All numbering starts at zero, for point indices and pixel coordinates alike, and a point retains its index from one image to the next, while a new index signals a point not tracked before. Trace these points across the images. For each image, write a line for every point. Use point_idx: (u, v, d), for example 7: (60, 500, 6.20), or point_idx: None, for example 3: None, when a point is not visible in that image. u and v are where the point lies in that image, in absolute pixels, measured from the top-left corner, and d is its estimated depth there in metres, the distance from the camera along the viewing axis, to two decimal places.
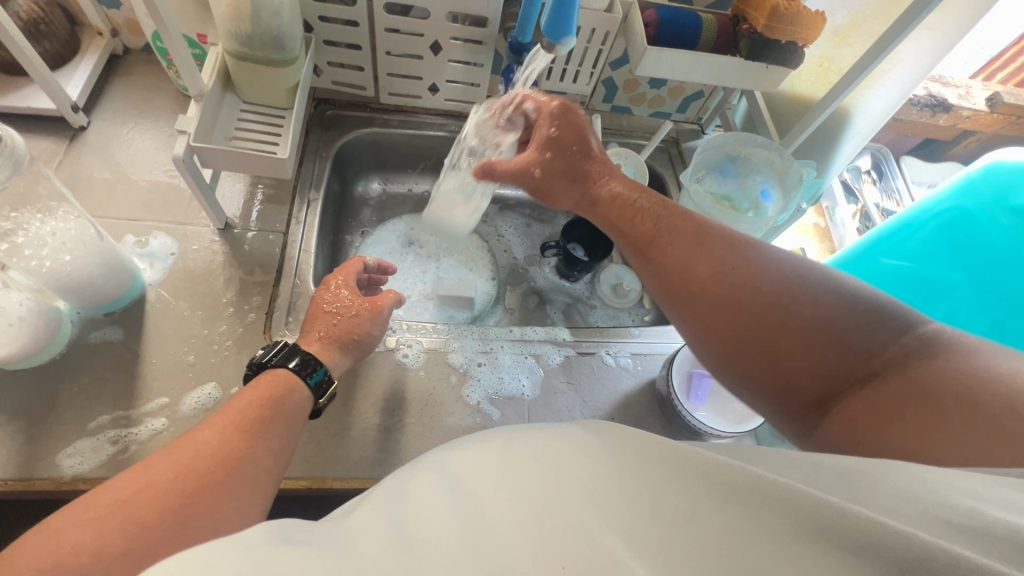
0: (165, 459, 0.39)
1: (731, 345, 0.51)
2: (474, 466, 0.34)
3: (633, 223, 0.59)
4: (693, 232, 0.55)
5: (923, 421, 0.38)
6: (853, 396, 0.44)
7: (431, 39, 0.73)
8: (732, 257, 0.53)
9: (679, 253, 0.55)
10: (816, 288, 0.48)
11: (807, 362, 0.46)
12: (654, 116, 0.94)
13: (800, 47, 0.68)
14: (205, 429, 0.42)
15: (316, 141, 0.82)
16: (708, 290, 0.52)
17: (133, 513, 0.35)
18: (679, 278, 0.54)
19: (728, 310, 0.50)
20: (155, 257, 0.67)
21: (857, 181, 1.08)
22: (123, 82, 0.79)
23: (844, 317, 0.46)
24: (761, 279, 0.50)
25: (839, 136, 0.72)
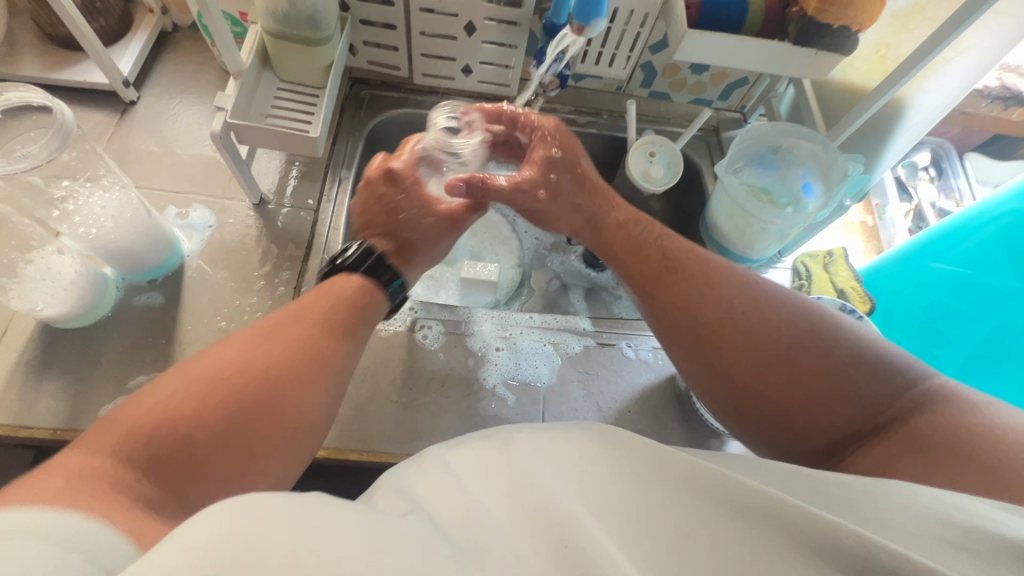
0: (231, 360, 0.42)
1: (738, 403, 0.49)
2: (473, 464, 0.34)
3: (638, 262, 0.57)
4: (698, 273, 0.54)
5: (910, 457, 0.40)
6: (860, 448, 0.43)
7: (465, 19, 0.72)
8: (737, 298, 0.51)
9: (687, 295, 0.53)
10: (822, 332, 0.48)
11: (817, 411, 0.45)
12: (694, 103, 0.91)
13: (853, 32, 0.64)
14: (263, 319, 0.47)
15: (351, 120, 0.83)
16: (720, 336, 0.50)
17: (199, 410, 0.38)
18: (690, 326, 0.52)
19: (743, 362, 0.48)
20: (194, 228, 0.70)
21: (912, 178, 1.01)
22: (171, 58, 0.82)
23: (847, 360, 0.46)
24: (768, 325, 0.49)
25: (890, 130, 0.67)
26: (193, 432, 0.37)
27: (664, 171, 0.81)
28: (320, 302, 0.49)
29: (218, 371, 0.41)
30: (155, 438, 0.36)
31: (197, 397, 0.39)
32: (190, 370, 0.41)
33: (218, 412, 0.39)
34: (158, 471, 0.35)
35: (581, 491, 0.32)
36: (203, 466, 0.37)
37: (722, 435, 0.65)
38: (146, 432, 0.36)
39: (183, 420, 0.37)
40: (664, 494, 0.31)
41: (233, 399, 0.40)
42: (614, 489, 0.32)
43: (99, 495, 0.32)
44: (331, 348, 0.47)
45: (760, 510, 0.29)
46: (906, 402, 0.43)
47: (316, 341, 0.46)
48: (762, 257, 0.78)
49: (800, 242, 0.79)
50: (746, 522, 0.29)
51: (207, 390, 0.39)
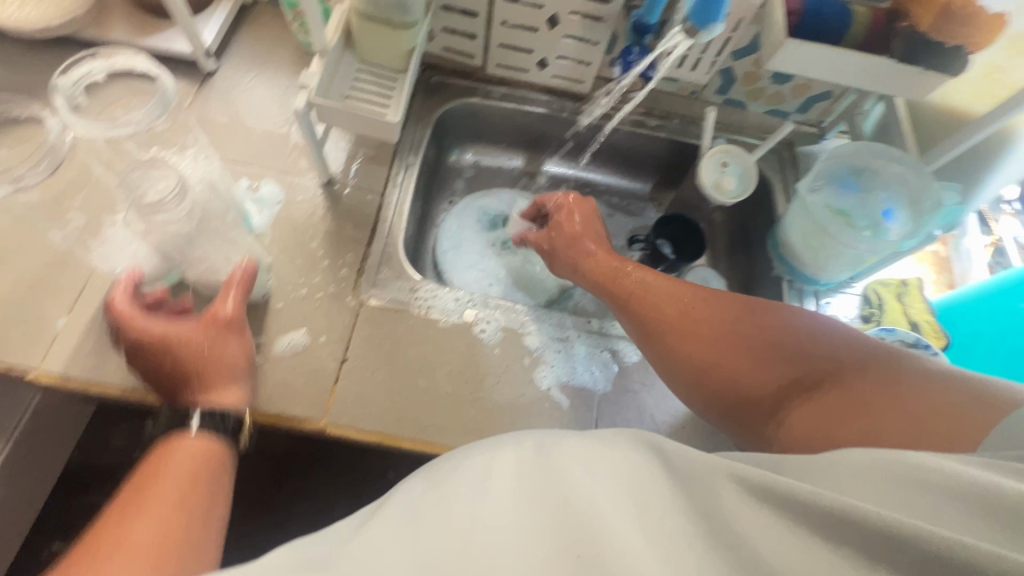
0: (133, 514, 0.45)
1: (717, 395, 0.58)
2: (521, 478, 0.34)
3: (657, 312, 0.62)
4: (717, 303, 0.61)
5: (859, 415, 0.47)
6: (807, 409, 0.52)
7: (550, 11, 0.71)
8: (746, 316, 0.59)
9: (657, 298, 0.63)
10: (766, 316, 0.58)
11: (763, 382, 0.56)
12: (770, 114, 0.88)
13: (967, 53, 0.60)
14: (182, 468, 0.50)
15: (420, 107, 0.83)
16: (676, 327, 0.61)
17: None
18: (665, 320, 0.61)
19: (701, 344, 0.59)
20: (264, 202, 0.70)
21: (994, 211, 0.96)
22: (250, 32, 0.82)
23: (804, 344, 0.55)
24: (714, 313, 0.60)
25: (994, 161, 0.63)
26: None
27: (737, 183, 0.79)
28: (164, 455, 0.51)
29: (152, 529, 0.44)
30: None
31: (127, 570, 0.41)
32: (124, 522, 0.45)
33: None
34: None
35: (619, 484, 0.33)
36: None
37: None
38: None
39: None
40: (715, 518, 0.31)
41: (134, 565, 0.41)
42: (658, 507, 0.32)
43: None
44: (196, 501, 0.48)
45: (859, 534, 0.29)
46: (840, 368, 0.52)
47: (186, 509, 0.47)
48: (832, 281, 0.75)
49: (875, 269, 0.76)
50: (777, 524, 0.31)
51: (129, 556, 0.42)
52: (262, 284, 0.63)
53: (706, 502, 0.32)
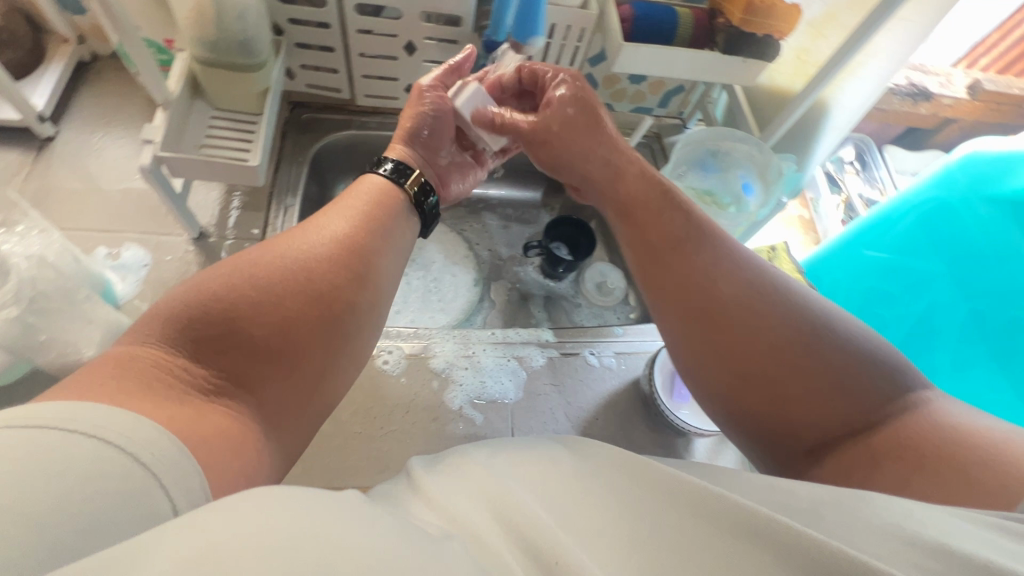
0: (317, 254, 0.45)
1: (741, 393, 0.48)
2: (457, 487, 0.33)
3: (657, 226, 0.55)
4: (718, 252, 0.52)
5: (904, 461, 0.40)
6: (850, 444, 0.44)
7: (404, 39, 0.72)
8: (759, 284, 0.50)
9: (703, 266, 0.51)
10: (835, 329, 0.47)
11: (804, 407, 0.45)
12: (635, 112, 0.94)
13: (775, 40, 0.67)
14: (338, 230, 0.48)
15: (293, 146, 0.80)
16: (731, 313, 0.49)
17: (280, 298, 0.41)
18: (704, 308, 0.50)
19: (755, 340, 0.47)
20: (127, 269, 0.65)
21: (839, 172, 1.08)
22: (91, 90, 0.77)
23: (860, 367, 0.45)
24: (807, 310, 0.48)
25: (817, 129, 0.71)
26: (248, 321, 0.39)
27: None
28: (359, 201, 0.51)
29: (294, 255, 0.44)
30: (211, 310, 0.38)
31: (266, 275, 0.42)
32: (294, 246, 0.45)
33: (261, 312, 0.40)
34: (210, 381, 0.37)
35: (598, 524, 0.30)
36: (264, 359, 0.39)
37: (688, 435, 0.66)
38: (185, 317, 0.38)
39: (272, 316, 0.40)
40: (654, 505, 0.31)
41: (287, 288, 0.42)
42: (601, 497, 0.32)
43: (159, 374, 0.35)
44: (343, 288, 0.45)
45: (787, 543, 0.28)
46: (900, 404, 0.43)
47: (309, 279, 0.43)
48: None
49: (745, 239, 0.83)
50: (717, 523, 0.29)
51: (270, 270, 0.42)
52: None
53: (708, 523, 0.29)
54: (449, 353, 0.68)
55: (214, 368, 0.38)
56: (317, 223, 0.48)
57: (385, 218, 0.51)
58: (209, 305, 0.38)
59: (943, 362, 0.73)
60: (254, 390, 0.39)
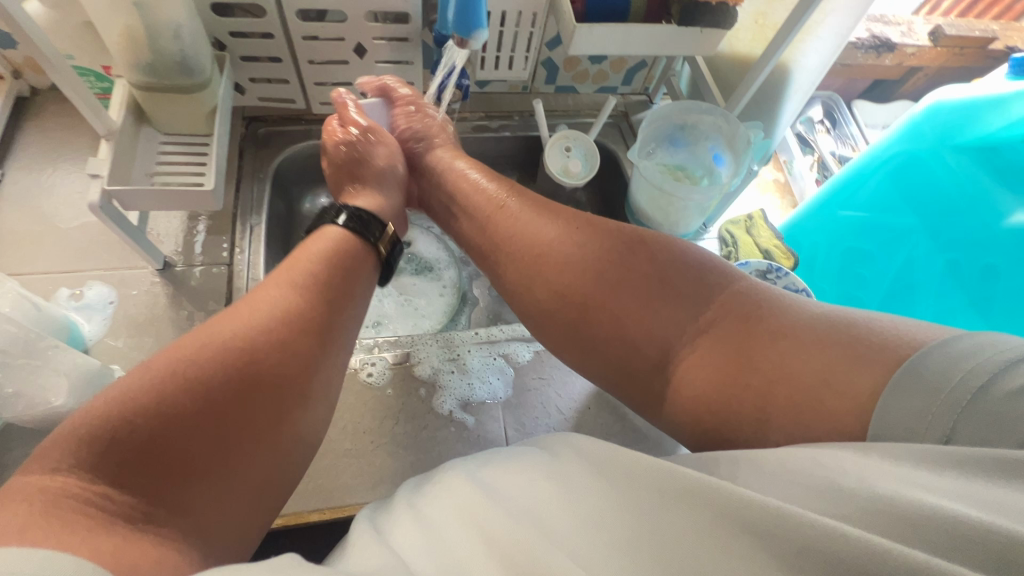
0: (247, 333, 0.44)
1: (576, 326, 0.52)
2: (456, 513, 0.35)
3: (495, 212, 0.62)
4: (542, 213, 0.59)
5: (746, 362, 0.41)
6: (693, 352, 0.45)
7: (353, 41, 0.69)
8: (572, 229, 0.56)
9: (522, 227, 0.58)
10: (643, 244, 0.53)
11: (647, 323, 0.48)
12: (600, 92, 0.92)
13: (731, 6, 0.66)
14: (276, 298, 0.48)
15: (252, 163, 0.78)
16: (550, 257, 0.55)
17: (208, 392, 0.40)
18: (523, 257, 0.57)
19: (568, 271, 0.53)
20: (93, 308, 0.63)
21: (810, 132, 1.07)
22: (35, 125, 0.74)
23: (671, 268, 0.50)
24: (601, 238, 0.54)
25: (782, 92, 0.71)
26: (170, 426, 0.37)
27: (583, 164, 0.82)
28: (305, 259, 0.52)
29: (230, 337, 0.43)
30: (126, 431, 0.36)
31: (190, 363, 0.41)
32: (217, 333, 0.43)
33: (182, 399, 0.39)
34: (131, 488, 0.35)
35: (565, 516, 0.33)
36: (189, 466, 0.37)
37: None
38: (94, 441, 0.36)
39: (193, 419, 0.38)
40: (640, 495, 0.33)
41: (213, 375, 0.40)
42: (582, 506, 0.33)
43: (86, 498, 0.33)
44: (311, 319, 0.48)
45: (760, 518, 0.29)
46: (716, 298, 0.47)
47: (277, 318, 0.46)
48: (688, 232, 0.80)
49: (721, 211, 0.82)
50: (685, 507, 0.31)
51: (200, 353, 0.41)
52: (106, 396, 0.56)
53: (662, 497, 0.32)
54: (434, 361, 0.67)
55: (136, 493, 0.35)
56: (252, 295, 0.48)
57: (332, 278, 0.52)
58: (122, 422, 0.36)
59: (923, 316, 0.74)
60: (186, 509, 0.36)
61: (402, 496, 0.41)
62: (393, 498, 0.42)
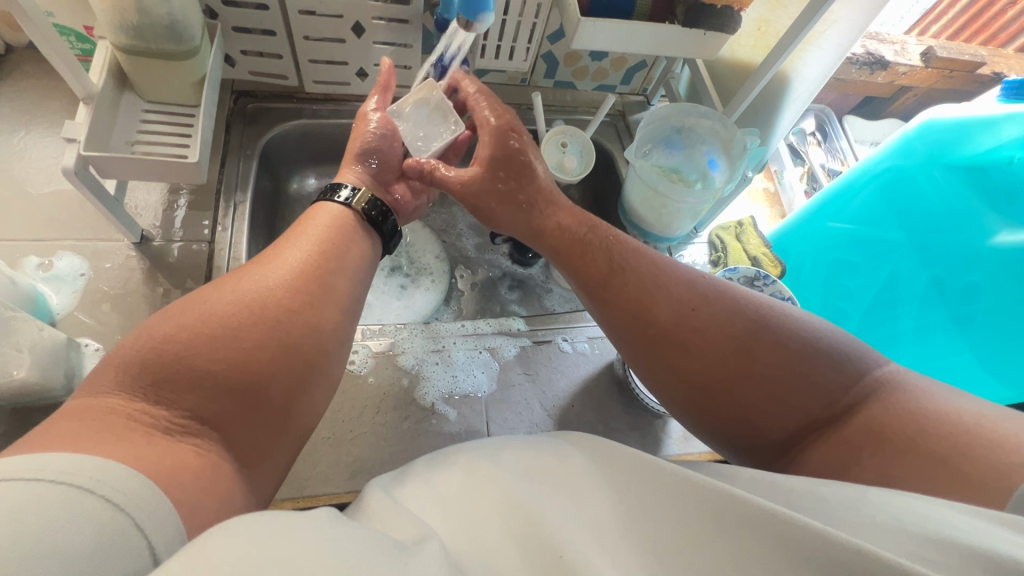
0: (272, 287, 0.44)
1: (697, 382, 0.48)
2: (465, 483, 0.33)
3: (581, 257, 0.58)
4: (648, 267, 0.55)
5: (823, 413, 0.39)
6: (813, 441, 0.43)
7: (351, 19, 0.68)
8: (687, 293, 0.51)
9: (638, 291, 0.53)
10: (773, 329, 0.47)
11: (769, 409, 0.45)
12: (599, 90, 0.91)
13: (736, 12, 0.65)
14: (296, 259, 0.47)
15: (239, 138, 0.75)
16: (674, 336, 0.49)
17: (244, 326, 0.40)
18: (637, 314, 0.52)
19: (695, 354, 0.48)
20: (62, 280, 0.60)
21: (802, 144, 1.08)
22: (10, 85, 0.71)
23: (804, 357, 0.45)
24: (734, 330, 0.48)
25: (780, 101, 0.71)
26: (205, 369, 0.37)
27: (578, 161, 0.80)
28: (316, 226, 0.51)
29: (248, 292, 0.42)
30: (168, 351, 0.37)
31: (193, 327, 0.39)
32: (252, 281, 0.44)
33: (206, 331, 0.38)
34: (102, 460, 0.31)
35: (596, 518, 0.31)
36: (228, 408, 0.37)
37: (663, 418, 0.66)
38: (142, 358, 0.36)
39: (231, 348, 0.39)
40: (660, 505, 0.31)
41: (228, 315, 0.40)
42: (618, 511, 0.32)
43: None
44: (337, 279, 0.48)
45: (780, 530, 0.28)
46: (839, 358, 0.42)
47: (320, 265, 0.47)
48: (679, 235, 0.80)
49: (712, 216, 0.82)
50: (732, 536, 0.29)
51: (196, 325, 0.39)
52: (72, 368, 0.54)
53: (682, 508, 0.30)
54: (419, 353, 0.66)
55: (178, 409, 0.36)
56: (297, 237, 0.50)
57: (349, 245, 0.52)
58: (165, 348, 0.37)
59: (906, 328, 0.75)
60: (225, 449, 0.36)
61: (407, 474, 0.37)
62: (406, 469, 0.38)
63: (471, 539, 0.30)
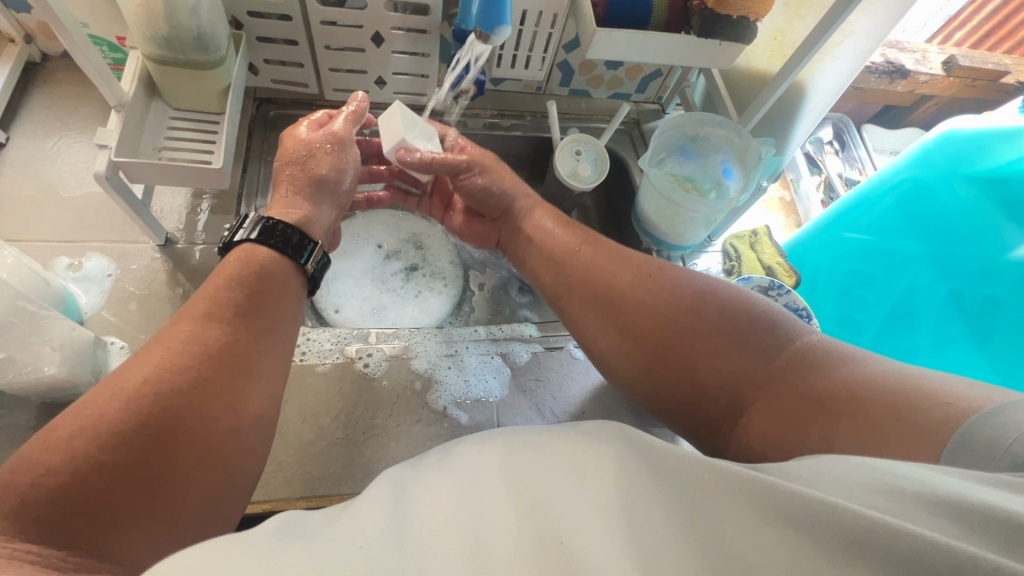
0: (170, 367, 0.41)
1: (650, 347, 0.51)
2: (476, 474, 0.33)
3: (557, 244, 0.63)
4: (615, 253, 0.59)
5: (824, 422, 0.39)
6: (756, 398, 0.45)
7: (372, 30, 0.69)
8: (648, 268, 0.56)
9: (603, 268, 0.58)
10: (721, 298, 0.51)
11: (715, 368, 0.47)
12: (614, 98, 0.92)
13: (752, 22, 0.66)
14: (195, 332, 0.43)
15: (261, 144, 0.77)
16: (630, 305, 0.54)
17: (137, 424, 0.37)
18: (605, 293, 0.56)
19: (650, 321, 0.52)
20: (91, 281, 0.63)
21: (819, 153, 1.07)
22: (45, 92, 0.74)
23: (747, 319, 0.49)
24: (680, 296, 0.52)
25: (796, 111, 0.71)
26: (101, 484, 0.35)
27: (592, 169, 0.81)
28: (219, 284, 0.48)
29: (141, 379, 0.39)
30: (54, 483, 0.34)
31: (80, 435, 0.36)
32: (144, 363, 0.40)
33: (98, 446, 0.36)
34: (55, 537, 0.32)
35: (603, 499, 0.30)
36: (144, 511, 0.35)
37: (674, 427, 0.66)
38: (14, 505, 0.33)
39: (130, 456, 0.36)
40: (666, 494, 0.30)
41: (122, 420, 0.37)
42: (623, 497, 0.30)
43: None
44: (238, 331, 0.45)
45: None
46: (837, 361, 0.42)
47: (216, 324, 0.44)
48: (693, 243, 0.80)
49: (726, 224, 0.82)
50: None
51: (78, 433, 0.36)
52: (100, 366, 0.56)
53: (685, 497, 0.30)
54: (432, 357, 0.67)
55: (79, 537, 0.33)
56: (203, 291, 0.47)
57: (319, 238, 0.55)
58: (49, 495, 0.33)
59: (923, 341, 0.74)
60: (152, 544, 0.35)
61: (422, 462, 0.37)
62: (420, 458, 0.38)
63: (475, 527, 0.29)
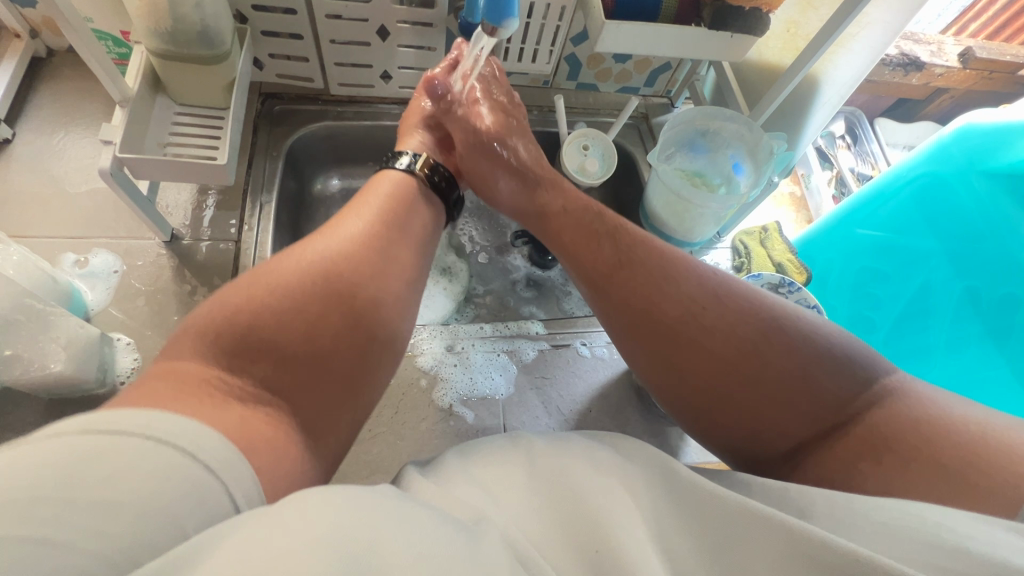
0: (330, 262, 0.47)
1: (703, 381, 0.47)
2: (482, 481, 0.33)
3: (593, 253, 0.56)
4: (657, 267, 0.53)
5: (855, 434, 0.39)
6: (823, 442, 0.42)
7: (377, 23, 0.68)
8: (696, 290, 0.51)
9: (645, 287, 0.52)
10: (784, 331, 0.47)
11: (777, 413, 0.44)
12: (622, 92, 0.91)
13: (765, 13, 0.64)
14: (352, 232, 0.50)
15: (266, 139, 0.77)
16: (679, 334, 0.49)
17: (305, 299, 0.44)
18: (646, 313, 0.51)
19: (701, 353, 0.48)
20: (97, 277, 0.63)
21: (831, 147, 1.05)
22: (51, 87, 0.73)
23: (815, 362, 0.45)
24: (737, 329, 0.47)
25: (810, 104, 0.69)
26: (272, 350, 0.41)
27: (600, 164, 0.80)
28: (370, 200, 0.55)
29: (312, 265, 0.46)
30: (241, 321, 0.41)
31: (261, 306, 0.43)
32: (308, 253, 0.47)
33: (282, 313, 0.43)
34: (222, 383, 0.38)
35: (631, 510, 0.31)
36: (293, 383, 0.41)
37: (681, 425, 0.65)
38: (215, 331, 0.41)
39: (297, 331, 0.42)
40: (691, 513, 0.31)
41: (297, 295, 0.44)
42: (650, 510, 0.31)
43: None
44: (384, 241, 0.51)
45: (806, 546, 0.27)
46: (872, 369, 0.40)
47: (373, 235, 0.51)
48: (702, 240, 0.79)
49: (736, 220, 0.81)
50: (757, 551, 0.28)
51: (258, 303, 0.43)
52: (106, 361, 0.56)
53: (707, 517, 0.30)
54: (437, 355, 0.66)
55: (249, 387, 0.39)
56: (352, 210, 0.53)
57: (397, 217, 0.54)
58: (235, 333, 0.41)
59: (937, 340, 0.72)
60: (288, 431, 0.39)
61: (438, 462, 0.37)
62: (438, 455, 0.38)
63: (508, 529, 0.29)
